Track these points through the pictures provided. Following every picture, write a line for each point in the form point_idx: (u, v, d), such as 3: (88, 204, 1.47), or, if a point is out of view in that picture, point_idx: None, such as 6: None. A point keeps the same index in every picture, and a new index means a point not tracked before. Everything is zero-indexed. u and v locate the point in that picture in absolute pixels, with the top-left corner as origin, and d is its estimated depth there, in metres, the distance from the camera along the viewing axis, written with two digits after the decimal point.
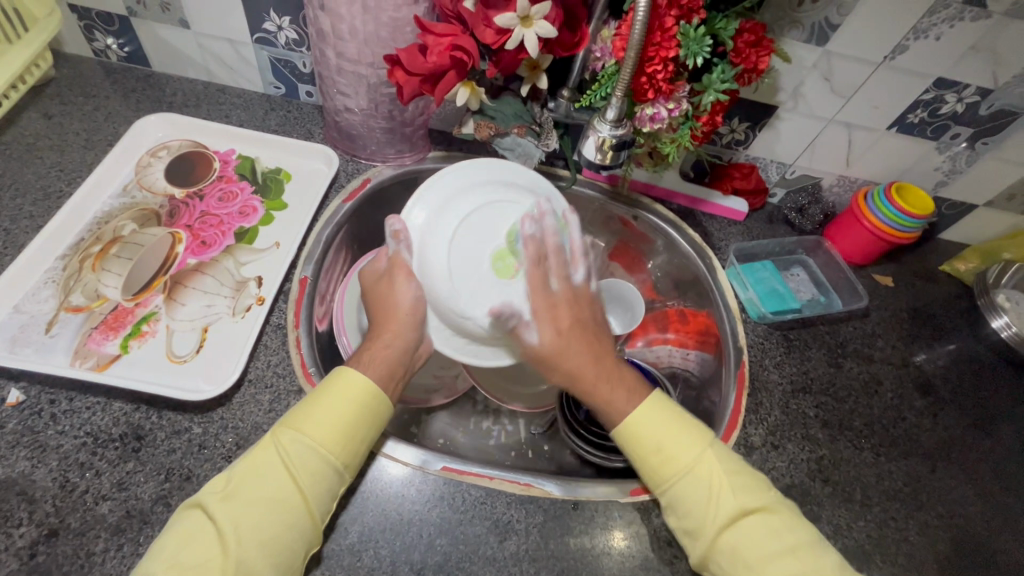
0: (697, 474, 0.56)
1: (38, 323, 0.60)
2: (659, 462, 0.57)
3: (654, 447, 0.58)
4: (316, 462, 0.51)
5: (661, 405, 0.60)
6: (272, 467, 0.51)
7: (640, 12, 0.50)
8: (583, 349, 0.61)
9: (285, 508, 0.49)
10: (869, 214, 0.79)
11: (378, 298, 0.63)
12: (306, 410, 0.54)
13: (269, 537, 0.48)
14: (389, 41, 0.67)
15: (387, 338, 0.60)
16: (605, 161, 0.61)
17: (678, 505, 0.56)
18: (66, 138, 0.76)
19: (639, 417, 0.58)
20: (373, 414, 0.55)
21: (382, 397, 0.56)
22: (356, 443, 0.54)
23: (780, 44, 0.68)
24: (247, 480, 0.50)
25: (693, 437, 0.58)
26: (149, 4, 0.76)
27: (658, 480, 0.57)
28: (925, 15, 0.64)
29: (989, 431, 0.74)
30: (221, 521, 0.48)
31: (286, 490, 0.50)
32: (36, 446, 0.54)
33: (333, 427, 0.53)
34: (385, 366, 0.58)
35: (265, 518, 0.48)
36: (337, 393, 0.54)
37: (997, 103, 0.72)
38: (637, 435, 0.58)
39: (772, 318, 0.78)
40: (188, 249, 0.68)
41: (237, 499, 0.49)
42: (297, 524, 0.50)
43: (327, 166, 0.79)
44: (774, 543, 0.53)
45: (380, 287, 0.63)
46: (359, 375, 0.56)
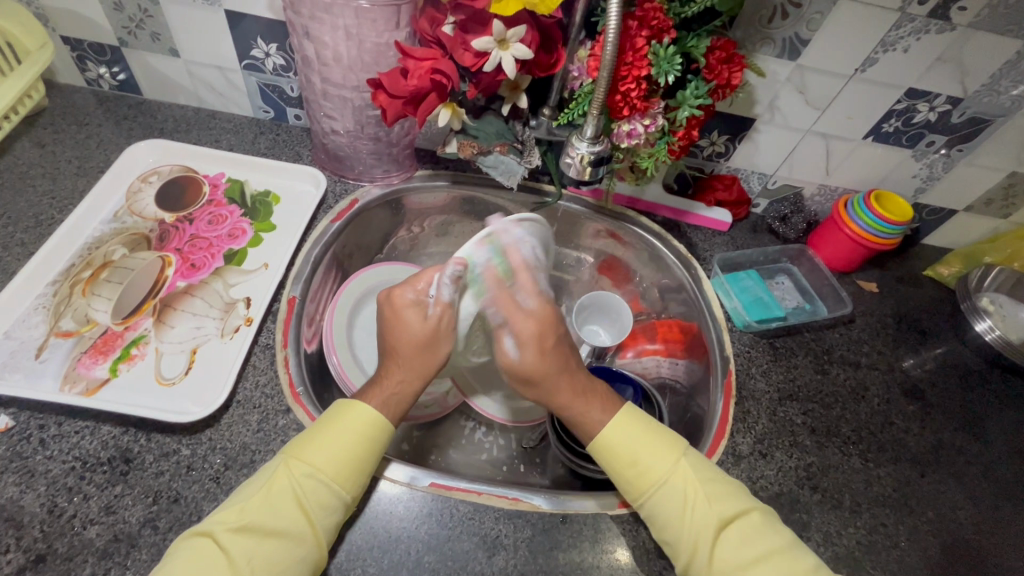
0: (674, 482, 0.57)
1: (28, 349, 0.61)
2: (635, 475, 0.58)
3: (629, 459, 0.59)
4: (326, 495, 0.52)
5: (633, 417, 0.61)
6: (282, 499, 0.51)
7: (611, 33, 0.51)
8: (561, 379, 0.62)
9: (296, 541, 0.50)
10: (850, 221, 0.80)
11: (418, 336, 0.60)
12: (316, 440, 0.55)
13: (280, 570, 0.49)
14: (373, 65, 0.68)
15: (407, 371, 0.61)
16: (586, 177, 0.62)
17: (657, 516, 0.57)
18: (58, 166, 0.78)
19: (612, 433, 0.60)
20: (380, 447, 0.56)
21: (387, 427, 0.57)
22: (364, 475, 0.55)
23: (753, 59, 0.70)
24: (255, 512, 0.50)
25: (666, 447, 0.59)
26: (139, 34, 0.78)
27: (635, 490, 0.58)
28: (892, 29, 0.66)
29: (976, 434, 0.74)
30: (232, 554, 0.48)
31: (297, 522, 0.50)
32: (24, 472, 0.55)
33: (344, 459, 0.54)
34: (398, 407, 0.60)
35: (276, 551, 0.49)
36: (346, 424, 0.55)
37: (968, 111, 0.73)
38: (613, 445, 0.59)
39: (757, 326, 0.79)
40: (177, 273, 0.69)
41: (246, 531, 0.49)
42: (307, 553, 0.50)
43: (315, 187, 0.80)
44: (748, 552, 0.54)
45: (422, 327, 0.60)
46: (369, 409, 0.57)
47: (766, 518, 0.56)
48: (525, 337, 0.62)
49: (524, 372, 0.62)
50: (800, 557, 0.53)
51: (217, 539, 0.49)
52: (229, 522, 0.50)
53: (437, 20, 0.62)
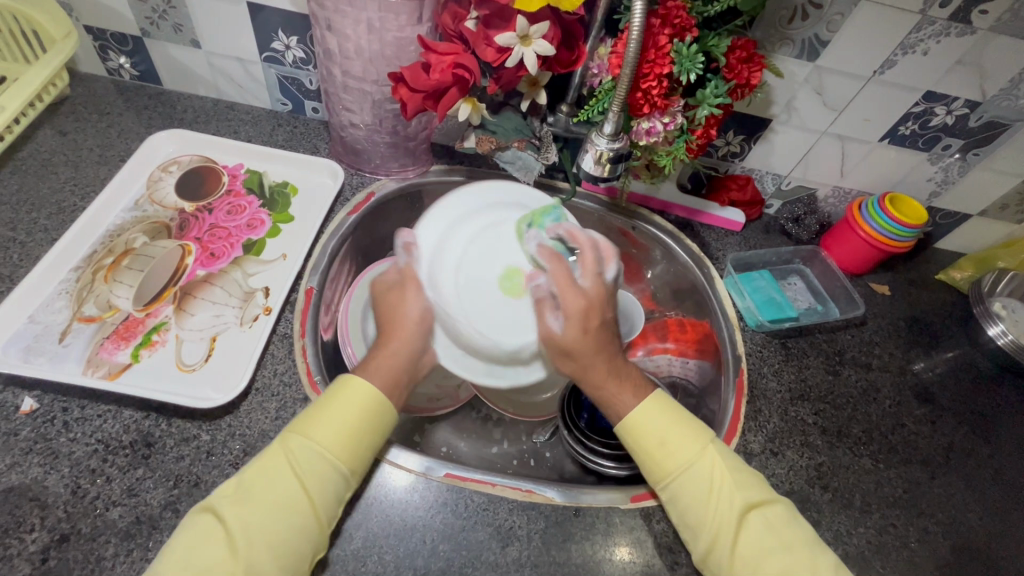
0: (699, 468, 0.58)
1: (52, 333, 0.62)
2: (660, 456, 0.59)
3: (658, 442, 0.59)
4: (325, 467, 0.53)
5: (662, 403, 0.61)
6: (280, 471, 0.52)
7: (635, 31, 0.51)
8: (601, 363, 0.60)
9: (295, 511, 0.50)
10: (863, 223, 0.80)
11: (387, 305, 0.63)
12: (316, 416, 0.55)
13: (280, 539, 0.49)
14: (393, 59, 0.69)
15: (398, 344, 0.61)
16: (603, 173, 0.62)
17: (679, 501, 0.57)
18: (79, 154, 0.79)
19: (642, 416, 0.60)
20: (380, 421, 0.56)
21: (386, 402, 0.57)
22: (364, 449, 0.55)
23: (772, 60, 0.71)
24: (254, 485, 0.51)
25: (693, 435, 0.60)
26: (161, 24, 0.78)
27: (661, 471, 0.59)
28: (912, 31, 0.66)
29: (987, 437, 0.75)
30: (232, 524, 0.49)
31: (295, 493, 0.51)
32: (48, 453, 0.56)
33: (342, 432, 0.54)
34: (390, 373, 0.59)
35: (277, 521, 0.50)
36: (343, 400, 0.56)
37: (985, 115, 0.73)
38: (640, 429, 0.60)
39: (769, 326, 0.79)
40: (197, 261, 0.70)
41: (245, 503, 0.50)
42: (306, 525, 0.51)
43: (333, 179, 0.81)
44: (774, 540, 0.55)
45: (391, 297, 0.63)
46: (365, 383, 0.57)
47: (787, 512, 0.57)
48: (573, 310, 0.59)
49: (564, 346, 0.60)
50: (819, 553, 0.55)
51: (219, 513, 0.50)
52: (230, 495, 0.51)
53: (459, 16, 0.62)
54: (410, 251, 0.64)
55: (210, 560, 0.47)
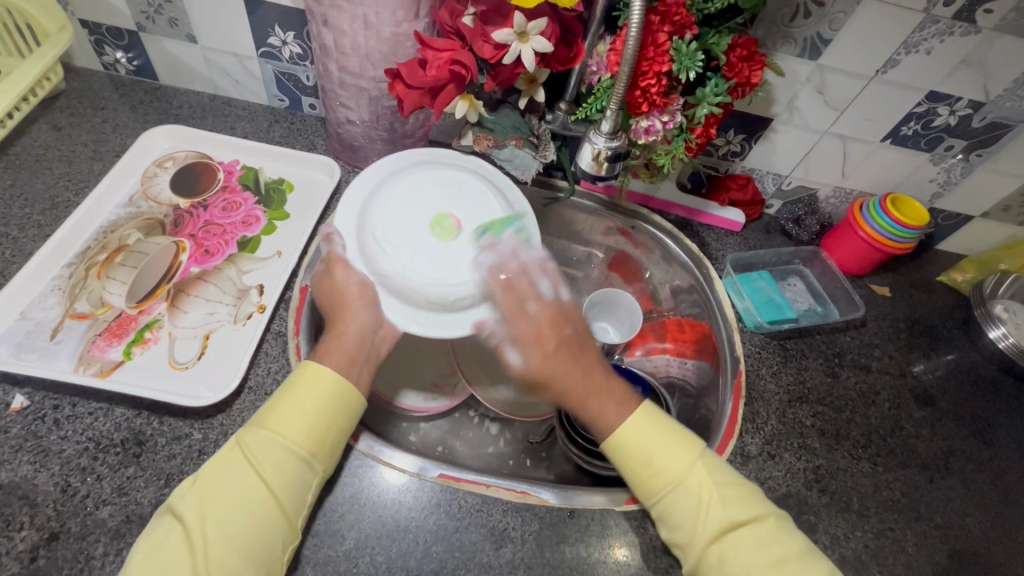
0: (689, 484, 0.57)
1: (44, 330, 0.62)
2: (647, 475, 0.58)
3: (644, 460, 0.58)
4: (279, 454, 0.52)
5: (650, 417, 0.60)
6: (238, 463, 0.51)
7: (633, 28, 0.51)
8: (573, 368, 0.62)
9: (253, 502, 0.50)
10: (864, 224, 0.79)
11: (332, 291, 0.62)
12: (274, 407, 0.55)
13: (239, 533, 0.49)
14: (390, 55, 0.68)
15: (347, 324, 0.60)
16: (601, 172, 0.62)
17: (670, 517, 0.56)
18: (74, 150, 0.78)
19: (627, 433, 0.59)
20: (340, 407, 0.55)
21: (343, 384, 0.56)
22: (323, 433, 0.54)
23: (773, 58, 0.70)
24: (213, 479, 0.51)
25: (682, 448, 0.58)
26: (157, 19, 0.78)
27: (649, 489, 0.58)
28: (916, 30, 0.65)
29: (987, 441, 0.74)
30: (189, 517, 0.49)
31: (250, 484, 0.50)
32: (38, 451, 0.55)
33: (297, 419, 0.53)
34: (344, 351, 0.59)
35: (231, 510, 0.49)
36: (299, 388, 0.55)
37: (989, 116, 0.72)
38: (629, 446, 0.58)
39: (768, 327, 0.79)
40: (191, 258, 0.69)
41: (203, 499, 0.50)
42: (266, 516, 0.50)
43: (329, 176, 0.80)
44: (767, 555, 0.54)
45: (325, 283, 0.63)
46: (321, 368, 0.56)
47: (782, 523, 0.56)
48: (523, 338, 0.63)
49: (530, 376, 0.63)
50: (814, 562, 0.54)
51: (180, 510, 0.50)
52: (191, 492, 0.51)
53: (457, 12, 0.61)
54: (331, 240, 0.63)
55: (172, 558, 0.47)
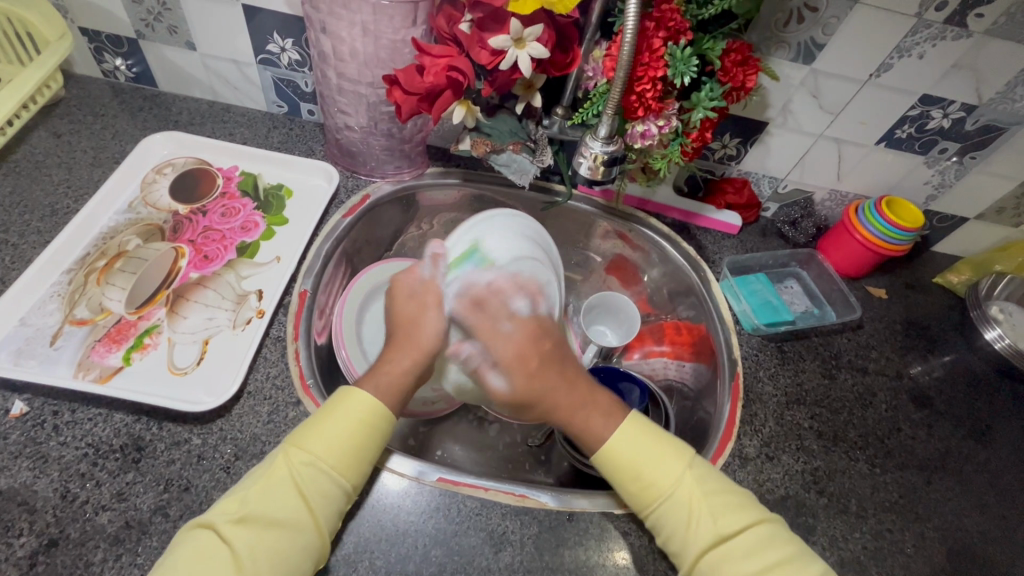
0: (679, 494, 0.57)
1: (43, 336, 0.62)
2: (639, 486, 0.57)
3: (635, 472, 0.58)
4: (327, 484, 0.52)
5: (639, 427, 0.60)
6: (281, 488, 0.51)
7: (628, 34, 0.51)
8: (555, 377, 0.62)
9: (296, 530, 0.50)
10: (860, 226, 0.80)
11: (403, 314, 0.62)
12: (316, 429, 0.54)
13: (281, 558, 0.49)
14: (388, 61, 0.69)
15: (404, 356, 0.59)
16: (598, 176, 0.62)
17: (662, 528, 0.57)
18: (74, 156, 0.78)
19: (617, 445, 0.59)
20: (382, 435, 0.56)
21: (391, 417, 0.56)
22: (367, 463, 0.55)
23: (768, 63, 0.70)
24: (256, 501, 0.51)
25: (670, 457, 0.58)
26: (156, 27, 0.78)
27: (641, 502, 0.57)
28: (908, 34, 0.66)
29: (984, 442, 0.74)
30: (237, 547, 0.48)
31: (299, 514, 0.50)
32: (38, 457, 0.55)
33: (342, 447, 0.53)
34: (396, 391, 0.57)
35: (278, 539, 0.49)
36: (342, 413, 0.55)
37: (982, 118, 0.73)
38: (617, 458, 0.58)
39: (765, 330, 0.79)
40: (190, 264, 0.69)
41: (247, 522, 0.50)
42: (307, 544, 0.50)
43: (327, 181, 0.81)
44: (755, 562, 0.54)
45: (408, 304, 0.62)
46: (368, 395, 0.56)
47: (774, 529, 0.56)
48: (511, 363, 0.60)
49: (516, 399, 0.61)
50: (808, 567, 0.54)
51: (220, 529, 0.49)
52: (232, 512, 0.50)
53: (454, 18, 0.62)
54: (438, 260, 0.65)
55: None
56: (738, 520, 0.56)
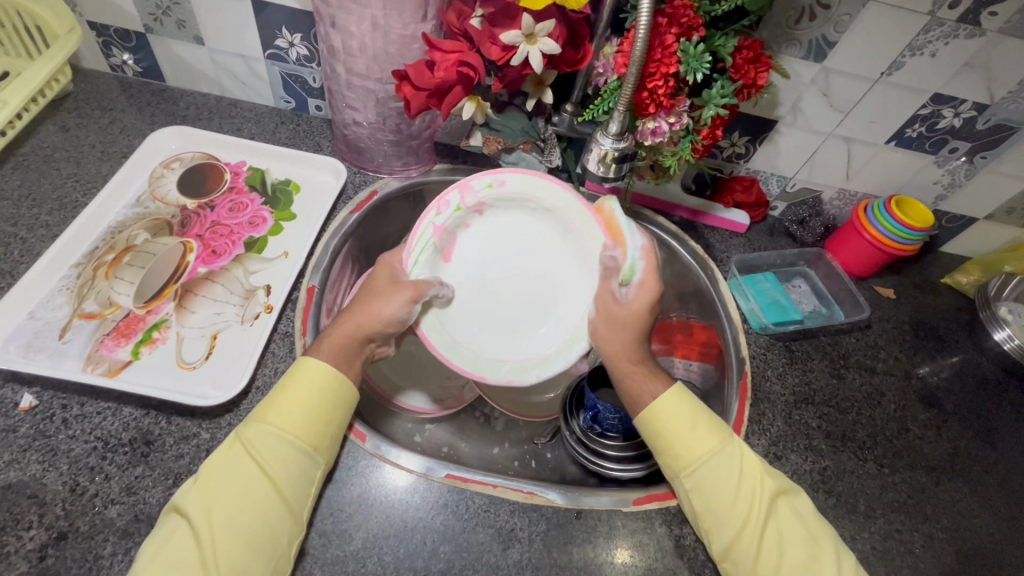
0: (725, 457, 0.59)
1: (52, 329, 0.62)
2: (684, 449, 0.60)
3: (683, 431, 0.60)
4: (284, 449, 0.53)
5: (684, 396, 0.62)
6: (238, 459, 0.52)
7: (642, 30, 0.51)
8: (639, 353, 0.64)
9: (256, 495, 0.50)
10: (869, 226, 0.79)
11: (371, 287, 0.64)
12: (271, 402, 0.55)
13: (244, 528, 0.49)
14: (398, 56, 0.68)
15: (348, 322, 0.61)
16: (608, 173, 0.62)
17: (704, 489, 0.58)
18: (82, 151, 0.78)
19: (662, 403, 0.61)
20: (338, 398, 0.57)
21: (342, 380, 0.57)
22: (325, 426, 0.56)
23: (779, 60, 0.70)
24: (215, 475, 0.51)
25: (713, 426, 0.61)
26: (165, 21, 0.78)
27: (684, 462, 0.59)
28: (921, 32, 0.65)
29: (993, 443, 0.74)
30: (194, 516, 0.49)
31: (256, 480, 0.51)
32: (47, 450, 0.55)
33: (299, 412, 0.55)
34: (342, 354, 0.59)
35: (237, 508, 0.49)
36: (299, 379, 0.56)
37: (994, 118, 0.73)
38: (665, 419, 0.61)
39: (773, 328, 0.79)
40: (198, 258, 0.69)
41: (205, 495, 0.50)
42: (272, 512, 0.50)
43: (335, 177, 0.81)
44: (799, 529, 0.57)
45: (379, 280, 0.64)
46: (319, 364, 0.57)
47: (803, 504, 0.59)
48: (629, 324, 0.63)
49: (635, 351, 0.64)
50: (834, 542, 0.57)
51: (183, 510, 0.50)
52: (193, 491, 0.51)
53: (464, 14, 0.62)
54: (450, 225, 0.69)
55: (179, 556, 0.47)
56: (779, 487, 0.59)
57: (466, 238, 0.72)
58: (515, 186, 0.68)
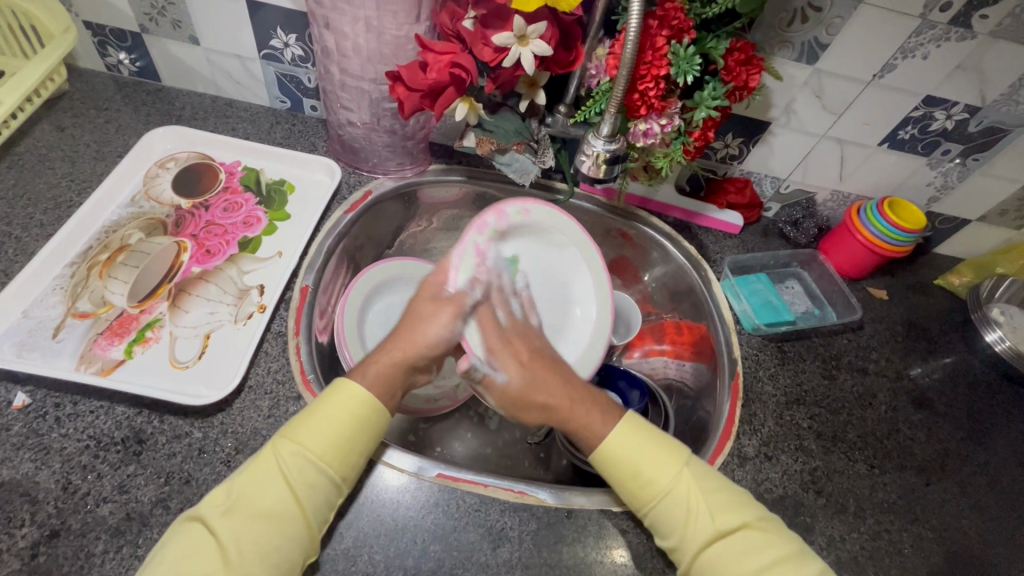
0: (677, 493, 0.57)
1: (45, 328, 0.62)
2: (635, 484, 0.58)
3: (633, 469, 0.59)
4: (315, 475, 0.52)
5: (636, 429, 0.61)
6: (271, 478, 0.52)
7: (631, 32, 0.51)
8: (554, 384, 0.64)
9: (284, 518, 0.50)
10: (861, 227, 0.80)
11: (420, 313, 0.64)
12: (305, 422, 0.55)
13: (269, 551, 0.49)
14: (391, 57, 0.69)
15: (390, 354, 0.61)
16: (600, 175, 0.62)
17: (660, 524, 0.57)
18: (77, 150, 0.79)
19: (613, 442, 0.60)
20: (373, 427, 0.56)
21: (381, 409, 0.57)
22: (356, 456, 0.55)
23: (771, 62, 0.70)
24: (243, 492, 0.51)
25: (670, 458, 0.59)
26: (160, 21, 0.78)
27: (637, 499, 0.58)
28: (912, 35, 0.66)
29: (984, 444, 0.74)
30: (222, 534, 0.49)
31: (285, 503, 0.51)
32: (39, 449, 0.56)
33: (331, 439, 0.54)
34: (387, 386, 0.59)
35: (262, 530, 0.49)
36: (335, 403, 0.55)
37: (986, 120, 0.73)
38: (613, 457, 0.59)
39: (765, 330, 0.79)
40: (192, 258, 0.70)
41: (233, 513, 0.50)
42: (294, 536, 0.51)
43: (330, 177, 0.81)
44: (752, 562, 0.54)
45: (427, 306, 0.64)
46: (358, 390, 0.56)
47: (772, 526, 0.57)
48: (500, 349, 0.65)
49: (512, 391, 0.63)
50: (804, 563, 0.55)
51: (209, 522, 0.50)
52: (219, 505, 0.51)
53: (457, 15, 0.62)
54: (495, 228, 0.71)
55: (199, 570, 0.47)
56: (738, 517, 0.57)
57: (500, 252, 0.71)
58: (539, 217, 0.74)
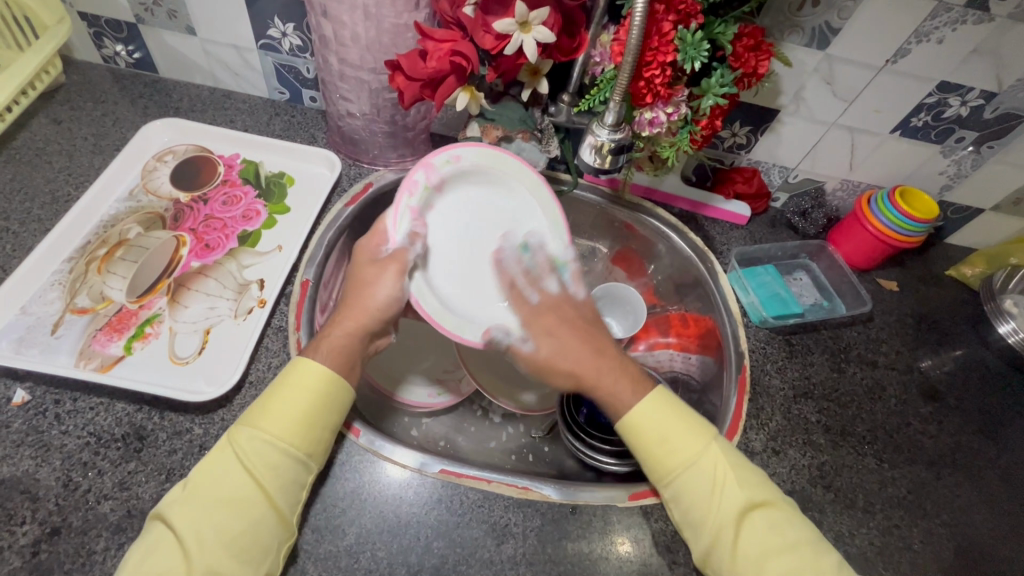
0: (703, 465, 0.57)
1: (44, 324, 0.62)
2: (660, 453, 0.58)
3: (659, 439, 0.58)
4: (274, 455, 0.52)
5: (662, 401, 0.60)
6: (229, 465, 0.51)
7: (637, 17, 0.49)
8: (579, 350, 0.63)
9: (246, 502, 0.50)
10: (872, 217, 0.78)
11: (362, 277, 0.61)
12: (264, 406, 0.54)
13: (235, 537, 0.49)
14: (390, 46, 0.67)
15: (343, 329, 0.59)
16: (604, 165, 0.61)
17: (681, 501, 0.57)
18: (74, 143, 0.78)
19: (641, 414, 0.59)
20: (331, 401, 0.55)
21: (339, 382, 0.56)
22: (317, 430, 0.54)
23: (780, 48, 0.69)
24: (203, 482, 0.51)
25: (696, 434, 0.58)
26: (156, 11, 0.77)
27: (659, 472, 0.58)
28: (928, 18, 0.64)
29: (996, 438, 0.73)
30: (181, 525, 0.48)
31: (244, 488, 0.50)
32: (39, 446, 0.55)
33: (290, 417, 0.53)
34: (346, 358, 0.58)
35: (225, 517, 0.49)
36: (292, 384, 0.55)
37: (1002, 106, 0.71)
38: (639, 427, 0.59)
39: (774, 322, 0.78)
40: (191, 252, 0.69)
41: (193, 503, 0.50)
42: (260, 520, 0.50)
43: (330, 170, 0.80)
44: (777, 539, 0.54)
45: (369, 270, 0.62)
46: (314, 365, 0.56)
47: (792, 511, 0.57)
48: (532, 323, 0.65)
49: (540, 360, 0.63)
50: (821, 550, 0.55)
51: (170, 517, 0.49)
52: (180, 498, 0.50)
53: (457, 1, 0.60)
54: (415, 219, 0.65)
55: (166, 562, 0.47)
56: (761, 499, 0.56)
57: (438, 217, 0.69)
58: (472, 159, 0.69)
